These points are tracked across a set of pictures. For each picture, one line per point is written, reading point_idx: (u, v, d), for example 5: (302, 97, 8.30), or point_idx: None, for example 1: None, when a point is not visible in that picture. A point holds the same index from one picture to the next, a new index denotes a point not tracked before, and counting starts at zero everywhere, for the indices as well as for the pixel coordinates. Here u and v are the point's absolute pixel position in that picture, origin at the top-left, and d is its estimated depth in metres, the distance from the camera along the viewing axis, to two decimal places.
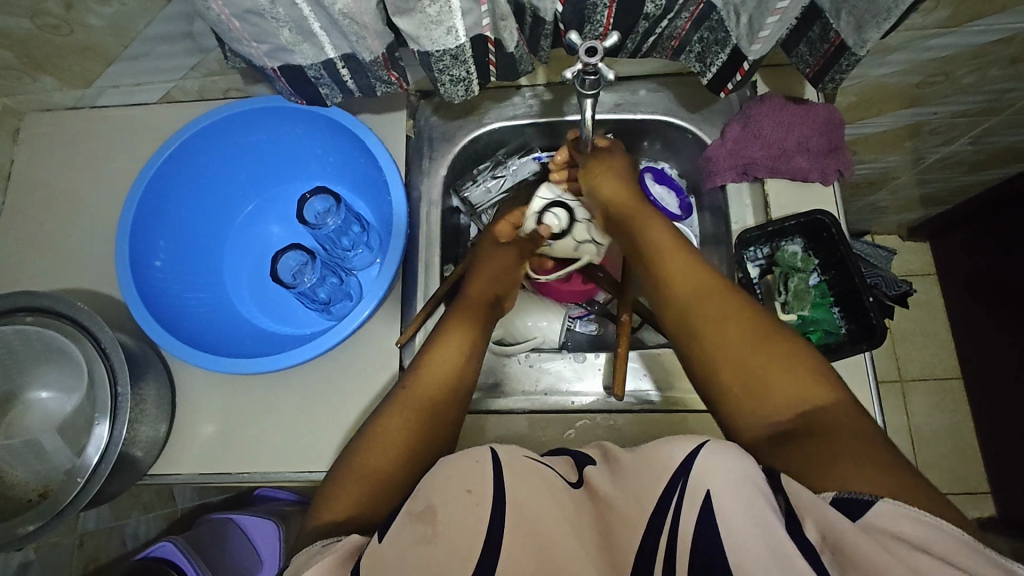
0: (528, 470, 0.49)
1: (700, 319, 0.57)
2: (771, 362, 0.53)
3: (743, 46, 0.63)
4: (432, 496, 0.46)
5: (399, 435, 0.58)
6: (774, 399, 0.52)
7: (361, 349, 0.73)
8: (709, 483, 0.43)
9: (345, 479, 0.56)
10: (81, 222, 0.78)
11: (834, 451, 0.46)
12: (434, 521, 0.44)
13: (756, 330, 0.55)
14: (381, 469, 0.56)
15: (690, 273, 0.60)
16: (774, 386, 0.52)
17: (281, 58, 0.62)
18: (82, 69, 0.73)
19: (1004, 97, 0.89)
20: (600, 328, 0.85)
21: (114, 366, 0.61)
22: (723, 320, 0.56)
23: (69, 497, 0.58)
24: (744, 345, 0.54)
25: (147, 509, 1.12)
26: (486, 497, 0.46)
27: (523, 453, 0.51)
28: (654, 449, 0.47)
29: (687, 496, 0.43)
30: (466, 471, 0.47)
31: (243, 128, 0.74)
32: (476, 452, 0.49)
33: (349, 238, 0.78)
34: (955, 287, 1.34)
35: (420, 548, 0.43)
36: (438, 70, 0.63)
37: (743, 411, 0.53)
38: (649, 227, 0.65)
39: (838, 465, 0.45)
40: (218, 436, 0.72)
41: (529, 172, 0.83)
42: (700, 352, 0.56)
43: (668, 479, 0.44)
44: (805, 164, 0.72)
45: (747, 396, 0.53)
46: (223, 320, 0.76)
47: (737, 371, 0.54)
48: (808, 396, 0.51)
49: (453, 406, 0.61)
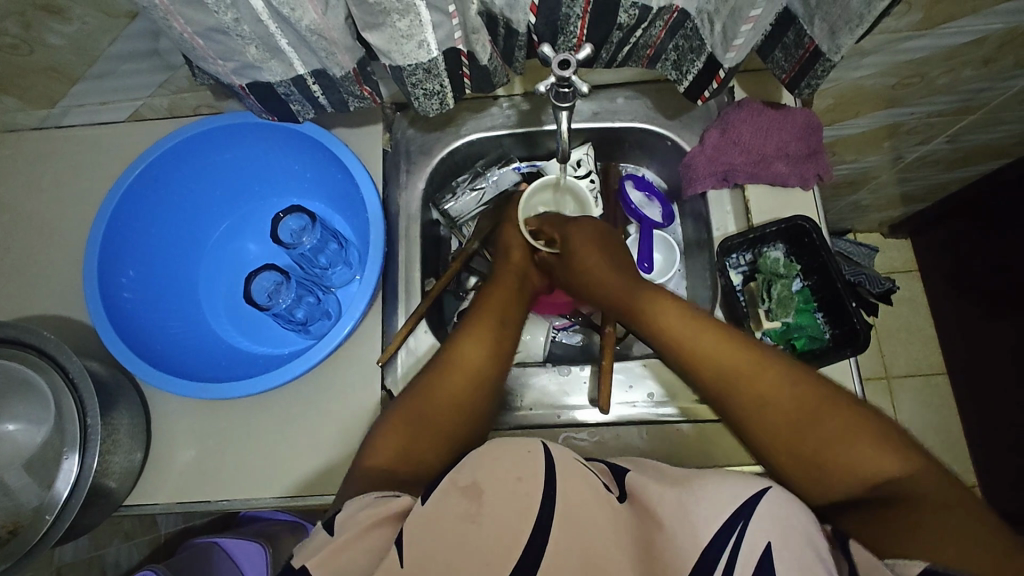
0: (578, 475, 0.47)
1: (746, 402, 0.55)
2: (830, 447, 0.51)
3: (717, 54, 0.62)
4: (479, 474, 0.45)
5: (439, 400, 0.59)
6: (840, 483, 0.50)
7: (338, 365, 0.71)
8: (769, 533, 0.42)
9: (386, 427, 0.57)
10: (49, 247, 0.76)
11: (905, 525, 0.46)
12: (479, 499, 0.44)
13: (809, 415, 0.52)
14: (423, 415, 0.58)
15: (724, 352, 0.57)
16: (837, 470, 0.50)
17: (249, 75, 0.60)
18: (46, 88, 0.71)
19: (978, 96, 0.89)
20: (585, 338, 0.83)
21: (82, 395, 0.59)
22: (772, 402, 0.54)
23: (39, 534, 0.56)
24: (799, 429, 0.52)
25: (128, 536, 1.09)
26: (537, 486, 0.45)
27: (574, 455, 0.49)
28: (705, 484, 0.45)
29: (748, 539, 0.42)
30: (519, 455, 0.46)
31: (214, 144, 0.72)
32: (530, 440, 0.48)
33: (326, 256, 0.76)
34: (936, 283, 1.35)
35: (463, 524, 0.43)
36: (411, 84, 0.62)
37: (820, 480, 0.51)
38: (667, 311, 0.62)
39: (913, 543, 0.45)
40: (196, 462, 0.70)
41: (509, 183, 0.83)
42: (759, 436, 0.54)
43: (731, 513, 0.43)
44: (785, 169, 0.72)
45: (809, 475, 0.51)
46: (197, 341, 0.74)
47: (791, 454, 0.52)
48: (878, 474, 0.49)
49: (493, 372, 0.62)
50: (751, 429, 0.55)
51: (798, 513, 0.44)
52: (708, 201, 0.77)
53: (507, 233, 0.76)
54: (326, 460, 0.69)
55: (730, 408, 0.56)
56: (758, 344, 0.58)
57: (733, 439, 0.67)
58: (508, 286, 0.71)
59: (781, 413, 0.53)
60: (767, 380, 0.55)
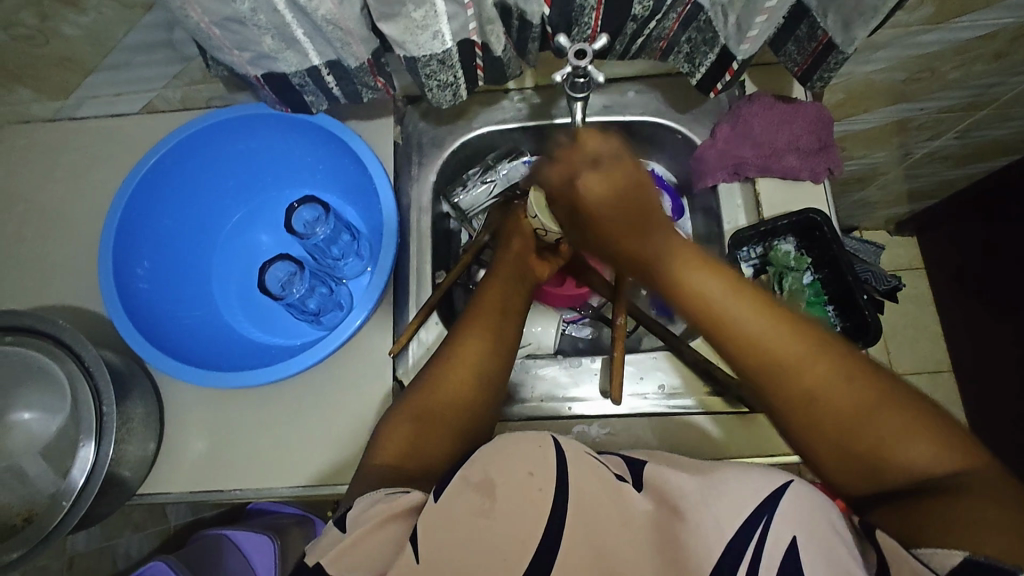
0: (586, 466, 0.46)
1: (794, 394, 0.48)
2: (886, 439, 0.47)
3: (731, 45, 0.63)
4: (492, 470, 0.45)
5: (443, 398, 0.59)
6: (892, 478, 0.47)
7: (349, 358, 0.72)
8: (796, 528, 0.42)
9: (393, 423, 0.58)
10: (62, 238, 0.76)
11: (952, 516, 0.43)
12: (492, 496, 0.44)
13: (865, 410, 0.47)
14: (432, 414, 0.59)
15: (771, 333, 0.49)
16: (891, 466, 0.47)
17: (264, 66, 0.60)
18: (60, 79, 0.72)
19: (989, 91, 0.89)
20: (594, 331, 0.84)
21: (98, 384, 0.59)
22: (824, 395, 0.48)
23: (55, 521, 0.56)
24: (855, 424, 0.47)
25: (138, 527, 1.10)
26: (548, 480, 0.45)
27: (584, 449, 0.48)
28: (731, 476, 0.45)
29: (773, 530, 0.42)
30: (529, 449, 0.46)
31: (227, 135, 0.72)
32: (540, 434, 0.47)
33: (338, 247, 0.77)
34: (943, 281, 1.35)
35: (477, 521, 0.43)
36: (426, 75, 0.62)
37: (870, 472, 0.47)
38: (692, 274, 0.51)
39: (949, 532, 0.42)
40: (209, 452, 0.71)
41: (520, 176, 0.82)
42: (800, 432, 0.49)
43: (755, 507, 0.43)
44: (797, 163, 0.72)
45: (857, 470, 0.48)
46: (210, 331, 0.75)
47: (835, 448, 0.48)
48: (932, 470, 0.46)
49: (498, 366, 0.62)
50: (797, 423, 0.49)
51: (823, 506, 0.44)
52: (719, 194, 0.77)
53: (512, 222, 0.73)
54: (338, 451, 0.69)
55: (773, 399, 0.50)
56: (802, 321, 0.50)
57: (743, 431, 0.68)
58: (509, 275, 0.68)
59: (836, 410, 0.48)
60: (822, 368, 0.48)
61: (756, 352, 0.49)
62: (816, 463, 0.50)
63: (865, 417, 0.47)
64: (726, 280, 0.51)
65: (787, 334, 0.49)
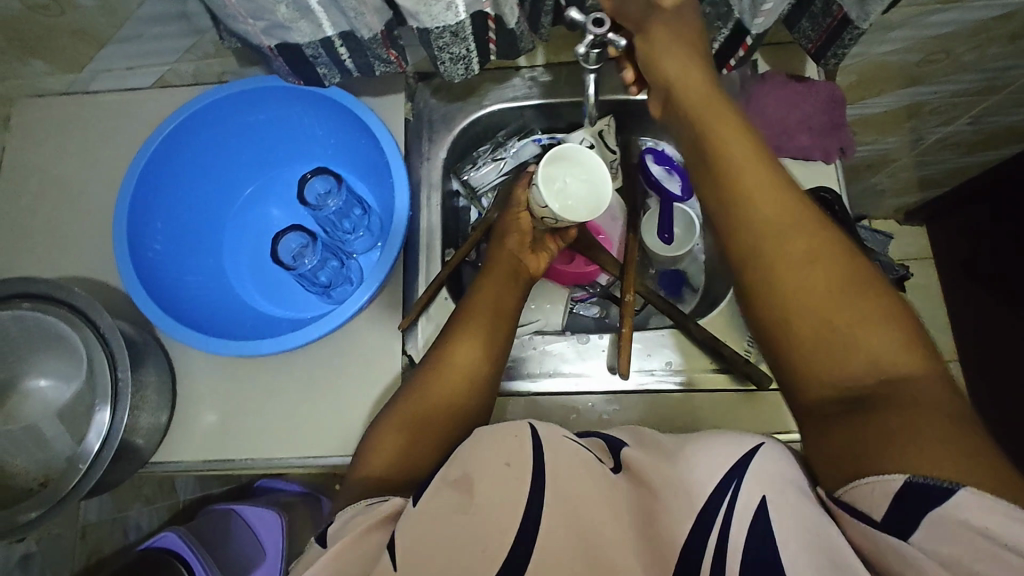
0: (568, 451, 0.46)
1: (767, 251, 0.49)
2: (850, 324, 0.46)
3: (745, 19, 0.62)
4: (470, 464, 0.45)
5: (438, 399, 0.59)
6: (852, 365, 0.45)
7: (359, 333, 0.72)
8: (765, 489, 0.42)
9: (383, 431, 0.57)
10: (75, 209, 0.77)
11: (899, 423, 0.41)
12: (470, 491, 0.44)
13: (836, 288, 0.47)
14: (418, 420, 0.58)
15: (767, 192, 0.51)
16: (852, 351, 0.45)
17: (277, 35, 0.60)
18: (74, 52, 0.72)
19: (1004, 75, 0.88)
20: (602, 310, 0.84)
21: (113, 350, 0.60)
22: (794, 260, 0.48)
23: (71, 484, 0.57)
24: (823, 300, 0.47)
25: (148, 500, 1.12)
26: (524, 470, 0.44)
27: (562, 433, 0.48)
28: (701, 445, 0.46)
29: (743, 493, 0.42)
30: (506, 441, 0.46)
31: (240, 108, 0.73)
32: (517, 425, 0.47)
33: (350, 221, 0.77)
34: (952, 271, 1.35)
35: (455, 515, 0.42)
36: (438, 48, 0.62)
37: (825, 363, 0.46)
38: (712, 130, 0.54)
39: (887, 442, 0.41)
40: (220, 423, 0.72)
41: (529, 155, 0.82)
42: (767, 290, 0.49)
43: (724, 474, 0.43)
44: (807, 142, 0.73)
45: (816, 349, 0.47)
46: (222, 303, 0.75)
47: (798, 321, 0.47)
48: (893, 368, 0.44)
49: (489, 368, 0.62)
50: (763, 286, 0.49)
51: (793, 473, 0.44)
52: None
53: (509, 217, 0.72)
54: (346, 424, 0.70)
55: (745, 259, 0.50)
56: (798, 193, 0.52)
57: (749, 410, 0.68)
58: (504, 275, 0.69)
59: (804, 277, 0.48)
60: (803, 234, 0.49)
61: (751, 204, 0.51)
62: (774, 339, 0.49)
63: (833, 295, 0.47)
64: (748, 140, 0.53)
65: (780, 195, 0.50)
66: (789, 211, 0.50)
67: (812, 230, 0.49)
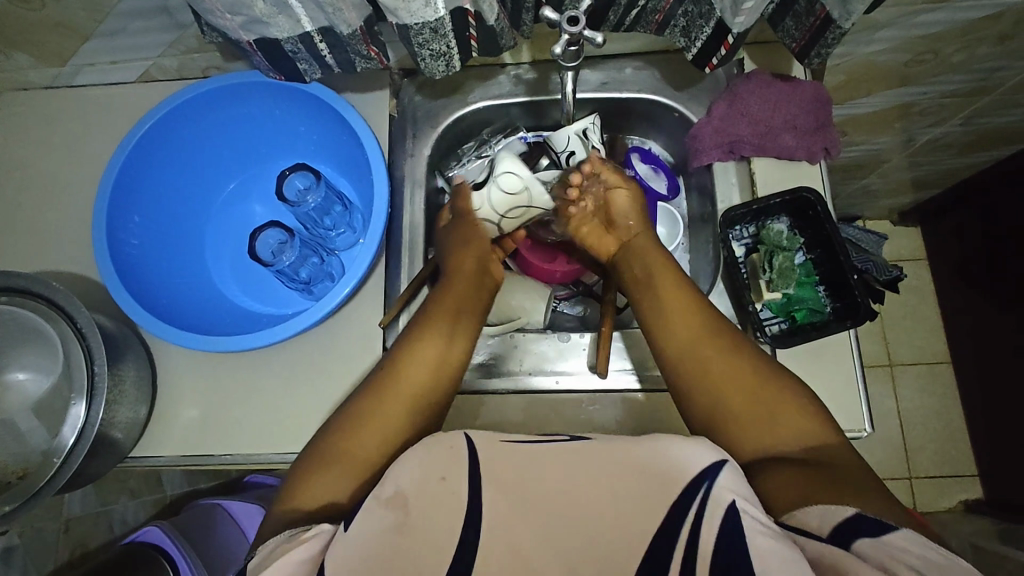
0: (506, 458, 0.52)
1: (700, 357, 0.60)
2: (778, 404, 0.56)
3: (727, 19, 0.61)
4: (402, 483, 0.50)
5: (371, 423, 0.59)
6: (789, 440, 0.54)
7: (339, 331, 0.72)
8: (735, 492, 0.46)
9: (320, 457, 0.57)
10: (57, 204, 0.77)
11: (827, 479, 0.50)
12: (404, 508, 0.49)
13: (760, 380, 0.57)
14: (353, 445, 0.58)
15: (688, 306, 0.63)
16: (785, 429, 0.55)
17: (257, 31, 0.60)
18: (56, 45, 0.72)
19: (994, 76, 0.88)
20: (585, 309, 0.84)
21: (90, 346, 0.60)
22: (724, 362, 0.59)
23: (46, 477, 0.57)
24: (749, 388, 0.57)
25: (136, 494, 1.12)
26: (457, 479, 0.50)
27: (499, 439, 0.54)
28: (672, 443, 0.51)
29: (712, 498, 0.46)
30: (443, 453, 0.52)
31: (221, 104, 0.72)
32: (452, 438, 0.53)
33: (331, 218, 0.77)
34: (945, 272, 1.34)
35: (392, 535, 0.47)
36: (418, 44, 0.62)
37: (766, 437, 0.55)
38: (637, 247, 0.69)
39: (823, 493, 0.49)
40: (200, 419, 0.72)
41: (515, 152, 0.81)
42: (705, 410, 0.58)
43: (699, 472, 0.48)
44: (793, 142, 0.72)
45: (755, 426, 0.56)
46: (202, 300, 0.75)
47: (736, 407, 0.57)
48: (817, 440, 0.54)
49: (433, 390, 0.62)
50: (702, 377, 0.59)
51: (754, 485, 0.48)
52: (714, 173, 0.76)
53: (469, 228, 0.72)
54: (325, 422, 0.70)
55: (685, 360, 0.60)
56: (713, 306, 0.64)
57: None
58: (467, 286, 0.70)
59: (731, 373, 0.58)
60: (725, 342, 0.60)
61: (678, 319, 0.62)
62: (715, 426, 0.57)
63: (759, 392, 0.57)
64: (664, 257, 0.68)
65: (698, 309, 0.63)
66: (705, 335, 0.61)
67: (730, 337, 0.61)
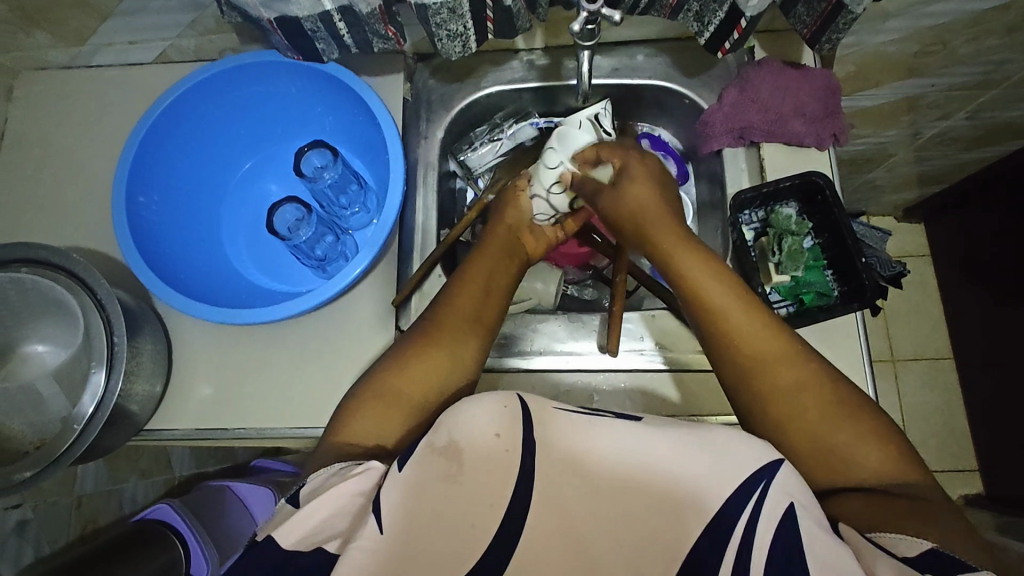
0: (558, 422, 0.49)
1: (766, 385, 0.56)
2: (846, 435, 0.53)
3: (739, 3, 0.62)
4: (455, 433, 0.48)
5: (413, 379, 0.59)
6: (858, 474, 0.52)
7: (353, 308, 0.73)
8: (793, 496, 0.46)
9: (366, 405, 0.58)
10: (76, 181, 0.78)
11: (894, 509, 0.49)
12: (457, 461, 0.48)
13: (832, 414, 0.54)
14: (396, 390, 0.59)
15: (753, 325, 0.57)
16: (854, 465, 0.52)
17: (277, 9, 0.61)
18: (78, 24, 0.73)
19: (1001, 69, 0.89)
20: (595, 292, 0.86)
21: (110, 316, 0.61)
22: (790, 389, 0.55)
23: (65, 445, 0.58)
24: (818, 418, 0.54)
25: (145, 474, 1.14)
26: (513, 445, 0.48)
27: (552, 405, 0.51)
28: (728, 443, 0.47)
29: (771, 498, 0.46)
30: (499, 410, 0.49)
31: (240, 83, 0.74)
32: (507, 395, 0.50)
33: (346, 196, 0.79)
34: (949, 268, 1.35)
35: (443, 485, 0.47)
36: (436, 24, 0.63)
37: (839, 466, 0.53)
38: (690, 258, 0.61)
39: (891, 521, 0.48)
40: (214, 392, 0.73)
41: (526, 137, 0.83)
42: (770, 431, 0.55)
43: (757, 474, 0.46)
44: (802, 128, 0.73)
45: (826, 461, 0.53)
46: (217, 275, 0.76)
47: (802, 433, 0.54)
48: (887, 474, 0.52)
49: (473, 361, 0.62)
50: (766, 405, 0.55)
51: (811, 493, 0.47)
52: (723, 159, 0.78)
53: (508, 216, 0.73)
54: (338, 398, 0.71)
55: (750, 386, 0.56)
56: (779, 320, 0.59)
57: None
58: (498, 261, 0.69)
59: (798, 401, 0.55)
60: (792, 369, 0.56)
61: (741, 338, 0.57)
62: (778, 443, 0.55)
63: (827, 423, 0.53)
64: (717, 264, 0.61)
65: (759, 321, 0.58)
66: (770, 356, 0.56)
67: (793, 354, 0.56)
